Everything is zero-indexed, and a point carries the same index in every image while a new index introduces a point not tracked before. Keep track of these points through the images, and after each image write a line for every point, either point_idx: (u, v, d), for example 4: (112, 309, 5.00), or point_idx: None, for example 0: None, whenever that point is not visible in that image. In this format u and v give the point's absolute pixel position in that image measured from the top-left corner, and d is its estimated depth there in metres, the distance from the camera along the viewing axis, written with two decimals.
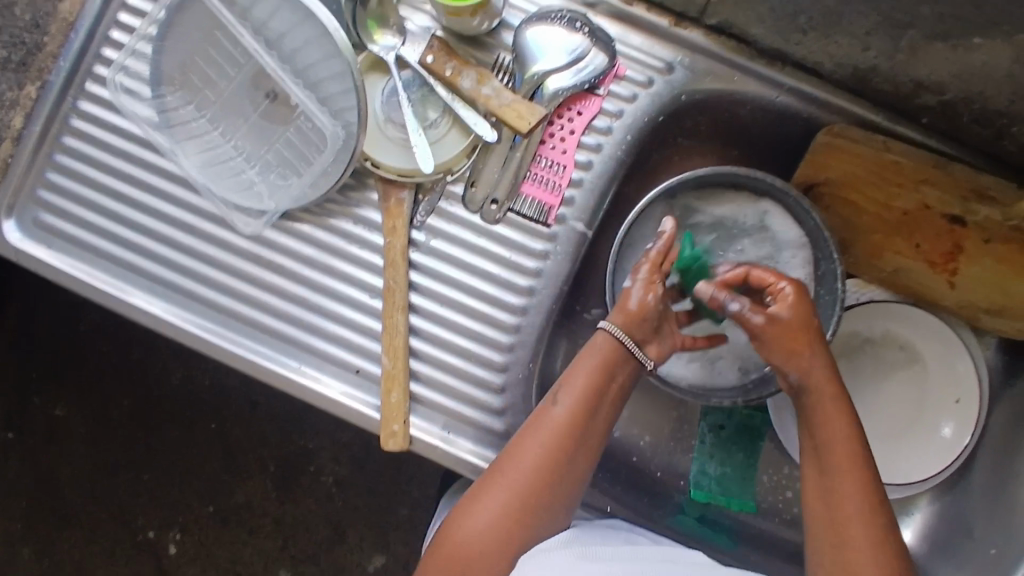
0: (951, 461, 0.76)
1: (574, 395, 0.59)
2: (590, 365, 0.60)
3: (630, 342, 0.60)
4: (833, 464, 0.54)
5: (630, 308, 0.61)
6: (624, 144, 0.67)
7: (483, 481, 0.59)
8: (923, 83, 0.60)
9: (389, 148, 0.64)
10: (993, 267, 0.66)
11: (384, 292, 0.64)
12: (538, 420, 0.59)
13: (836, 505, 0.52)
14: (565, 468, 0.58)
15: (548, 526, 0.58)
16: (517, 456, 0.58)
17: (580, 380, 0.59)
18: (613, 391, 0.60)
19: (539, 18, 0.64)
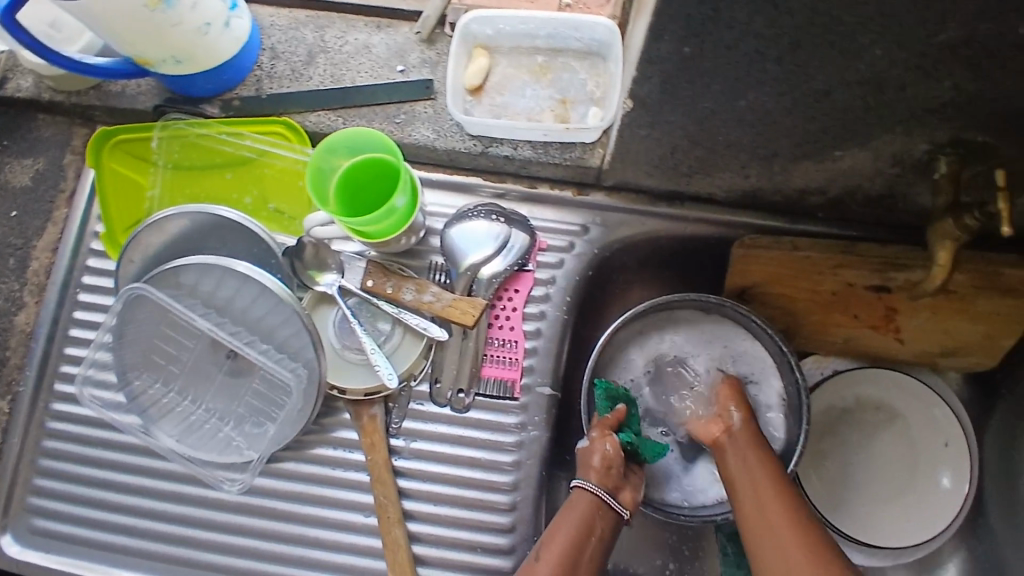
0: (960, 511, 0.78)
1: (560, 539, 0.60)
2: (571, 519, 0.61)
3: (607, 496, 0.63)
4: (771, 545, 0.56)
5: (596, 465, 0.64)
6: (565, 304, 0.73)
7: None
8: (808, 191, 0.66)
9: (352, 372, 0.67)
10: (930, 316, 0.73)
11: (377, 509, 0.66)
12: (530, 565, 0.59)
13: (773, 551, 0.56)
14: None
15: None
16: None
17: (561, 538, 0.60)
18: (596, 541, 0.61)
19: (460, 218, 0.71)
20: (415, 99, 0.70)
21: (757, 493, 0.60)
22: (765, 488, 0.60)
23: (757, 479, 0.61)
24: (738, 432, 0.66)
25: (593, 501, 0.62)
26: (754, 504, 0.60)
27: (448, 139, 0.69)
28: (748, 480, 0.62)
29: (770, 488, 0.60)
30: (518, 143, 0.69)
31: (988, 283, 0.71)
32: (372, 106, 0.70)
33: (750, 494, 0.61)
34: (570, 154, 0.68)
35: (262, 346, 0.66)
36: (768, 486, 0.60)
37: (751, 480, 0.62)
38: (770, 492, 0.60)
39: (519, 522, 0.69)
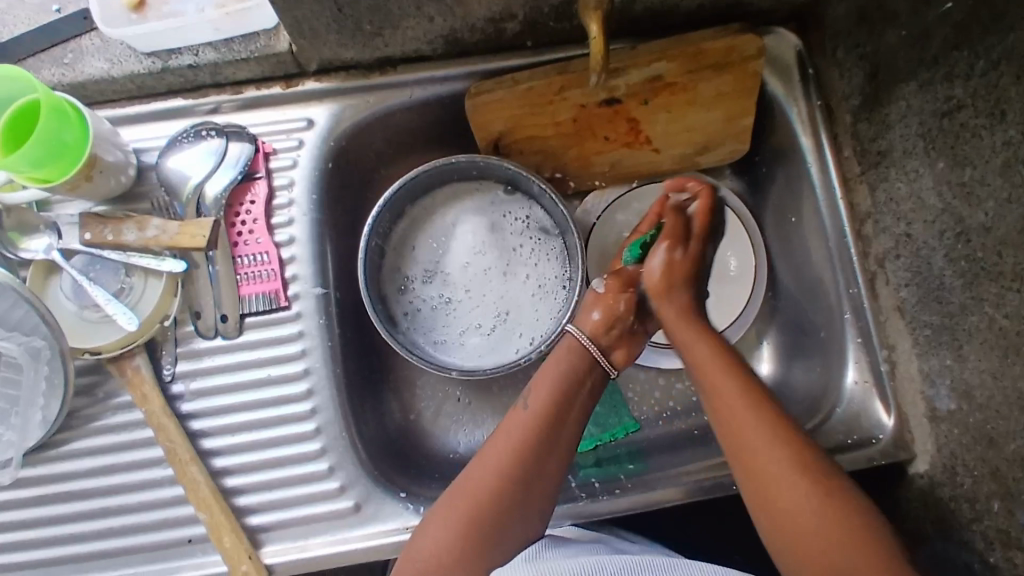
0: (752, 285, 0.81)
1: (545, 386, 0.63)
2: (556, 368, 0.65)
3: (592, 346, 0.67)
4: (750, 463, 0.55)
5: (597, 321, 0.67)
6: (314, 203, 0.70)
7: (452, 491, 0.59)
8: (496, 18, 0.66)
9: (97, 330, 0.64)
10: (667, 116, 0.75)
11: (167, 457, 0.63)
12: (515, 412, 0.63)
13: (772, 478, 0.53)
14: (543, 463, 0.60)
15: (522, 518, 0.59)
16: (485, 460, 0.60)
17: (546, 387, 0.63)
18: (586, 390, 0.65)
19: (171, 147, 0.67)
20: (78, 34, 0.65)
21: (724, 399, 0.58)
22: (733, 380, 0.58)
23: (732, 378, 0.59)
24: (670, 291, 0.67)
25: (580, 346, 0.67)
26: (726, 408, 0.57)
27: (122, 65, 0.65)
28: (715, 380, 0.59)
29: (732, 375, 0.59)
30: (199, 49, 0.65)
31: (698, 63, 0.71)
32: (35, 54, 0.65)
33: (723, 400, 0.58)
34: (255, 45, 0.65)
35: None
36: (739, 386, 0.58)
37: (725, 381, 0.59)
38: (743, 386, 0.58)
39: (326, 425, 0.67)
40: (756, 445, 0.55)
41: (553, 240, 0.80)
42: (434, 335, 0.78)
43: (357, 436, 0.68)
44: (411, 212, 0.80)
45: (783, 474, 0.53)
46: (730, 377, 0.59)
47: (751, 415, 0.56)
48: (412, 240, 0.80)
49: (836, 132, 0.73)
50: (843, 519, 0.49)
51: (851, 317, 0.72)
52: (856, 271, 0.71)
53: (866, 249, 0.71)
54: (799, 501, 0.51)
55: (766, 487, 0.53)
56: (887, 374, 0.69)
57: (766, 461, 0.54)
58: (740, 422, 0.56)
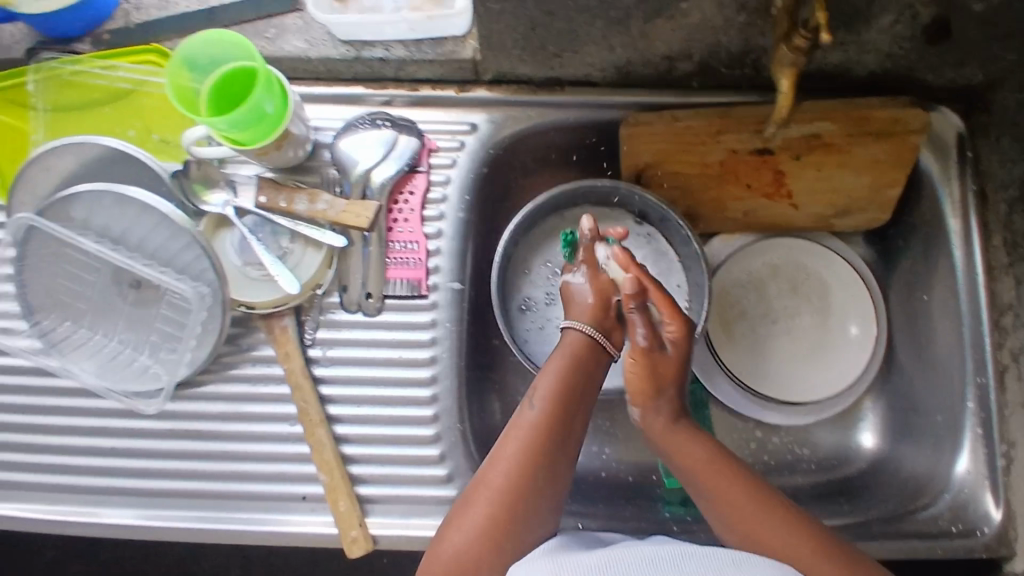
0: (870, 355, 0.81)
1: (550, 389, 0.62)
2: (559, 365, 0.63)
3: (597, 334, 0.65)
4: (744, 525, 0.57)
5: (588, 305, 0.66)
6: (464, 204, 0.74)
7: (470, 488, 0.61)
8: (672, 56, 0.68)
9: (256, 287, 0.68)
10: (815, 175, 0.76)
11: (299, 415, 0.68)
12: (522, 412, 0.62)
13: (767, 537, 0.55)
14: (554, 465, 0.60)
15: (536, 517, 0.59)
16: (498, 459, 0.61)
17: (549, 389, 0.62)
18: (587, 390, 0.64)
19: (347, 130, 0.72)
20: (282, 12, 0.70)
21: (698, 463, 0.60)
22: (695, 442, 0.61)
23: (696, 438, 0.62)
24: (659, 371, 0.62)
25: (586, 338, 0.65)
26: (701, 470, 0.60)
27: (319, 48, 0.70)
28: (682, 445, 0.61)
29: (702, 440, 0.61)
30: (390, 44, 0.70)
31: (859, 128, 0.72)
32: (241, 24, 0.70)
33: (693, 470, 0.61)
34: (442, 49, 0.70)
35: (162, 270, 0.67)
36: (704, 445, 0.61)
37: (686, 443, 0.61)
38: (711, 449, 0.61)
39: (443, 413, 0.71)
40: (747, 509, 0.57)
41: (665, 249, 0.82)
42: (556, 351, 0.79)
43: (469, 429, 0.72)
44: (541, 229, 0.82)
45: (774, 531, 0.55)
46: (693, 445, 0.61)
47: (724, 474, 0.59)
48: (539, 255, 0.82)
49: (986, 219, 0.73)
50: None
51: (973, 406, 0.71)
52: (988, 360, 0.71)
53: (1002, 341, 0.70)
54: (800, 558, 0.54)
55: (760, 543, 0.55)
56: (1002, 469, 0.69)
57: (761, 524, 0.56)
58: (728, 496, 0.58)
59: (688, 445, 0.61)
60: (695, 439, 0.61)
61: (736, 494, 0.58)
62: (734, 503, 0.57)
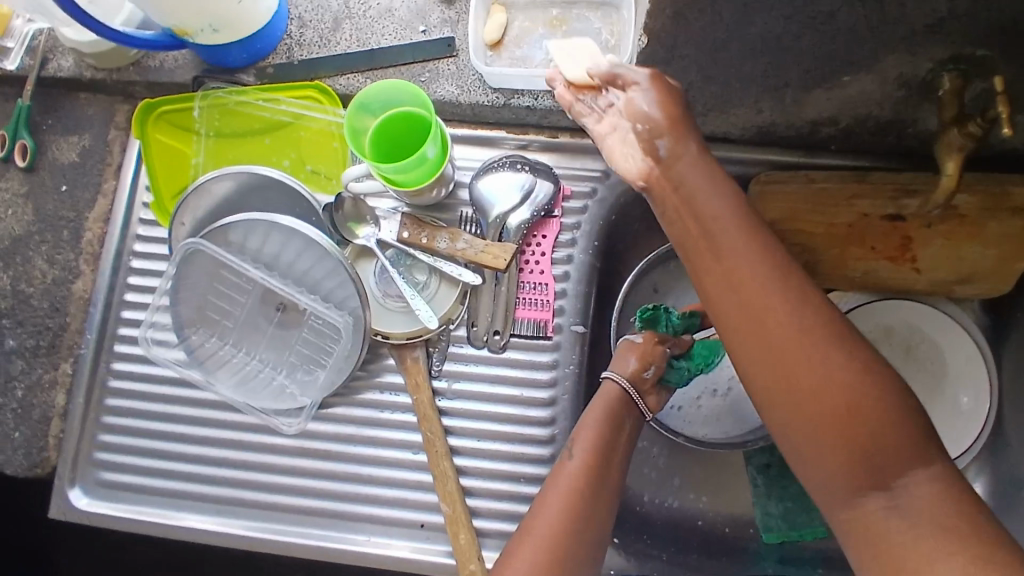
0: (982, 426, 0.81)
1: (587, 436, 0.65)
2: (593, 421, 0.66)
3: (632, 390, 0.68)
4: (777, 369, 0.49)
5: (633, 368, 0.69)
6: (592, 248, 0.76)
7: (522, 526, 0.62)
8: (819, 121, 0.69)
9: (393, 318, 0.71)
10: (944, 243, 0.75)
11: (425, 445, 0.70)
12: (563, 463, 0.65)
13: (810, 376, 0.48)
14: (594, 516, 0.62)
15: (581, 565, 0.60)
16: (547, 499, 0.62)
17: (589, 435, 0.65)
18: (625, 433, 0.66)
19: (487, 170, 0.75)
20: (439, 57, 0.73)
21: (823, 389, 0.48)
22: (817, 351, 0.48)
23: (823, 350, 0.48)
24: (714, 226, 0.52)
25: (619, 391, 0.68)
26: (819, 385, 0.48)
27: (470, 94, 0.72)
28: (792, 343, 0.49)
29: (823, 342, 0.49)
30: (539, 94, 0.72)
31: (997, 204, 0.73)
32: (398, 66, 0.73)
33: (807, 385, 0.48)
34: None
35: (310, 297, 0.70)
36: (825, 345, 0.49)
37: (773, 292, 0.50)
38: (848, 364, 0.48)
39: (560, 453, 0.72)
40: (789, 339, 0.49)
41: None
42: (676, 402, 0.81)
43: None
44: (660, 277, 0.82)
45: (822, 366, 0.48)
46: (816, 350, 0.49)
47: (842, 367, 0.48)
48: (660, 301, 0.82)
49: None
50: (949, 503, 0.45)
51: None
52: None
53: None
54: (871, 451, 0.47)
55: (801, 392, 0.48)
56: None
57: (790, 344, 0.49)
58: (773, 317, 0.49)
59: (814, 354, 0.48)
60: (805, 304, 0.49)
61: (844, 362, 0.48)
62: (757, 321, 0.50)
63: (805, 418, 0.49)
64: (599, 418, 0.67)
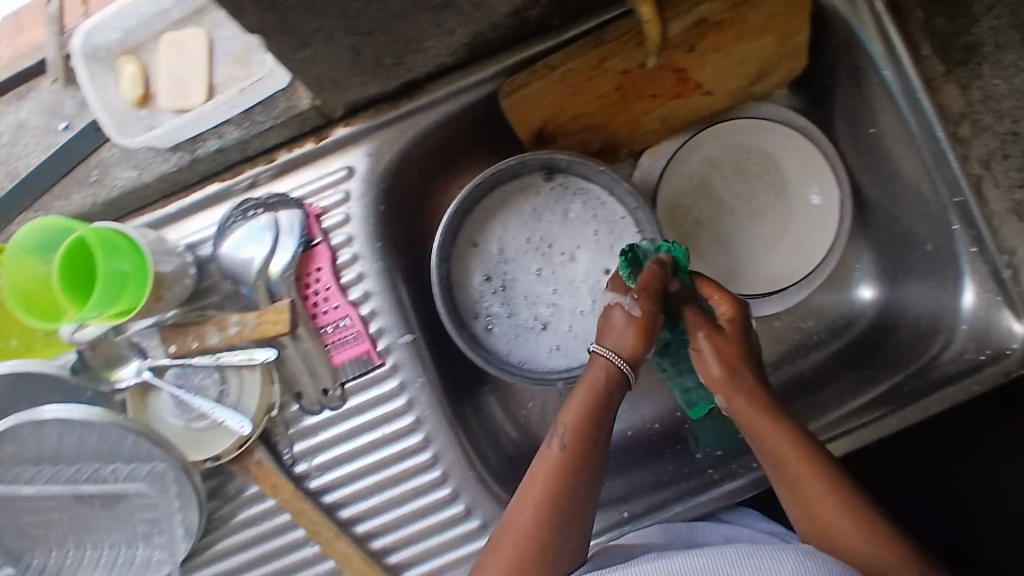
0: (840, 211, 0.77)
1: (580, 415, 0.59)
2: (582, 398, 0.60)
3: (622, 364, 0.61)
4: (802, 495, 0.56)
5: (615, 331, 0.62)
6: (378, 253, 0.68)
7: (501, 530, 0.56)
8: (519, 9, 0.60)
9: (211, 437, 0.64)
10: (715, 58, 0.68)
11: (313, 537, 0.65)
12: (546, 452, 0.58)
13: (841, 527, 0.55)
14: (574, 504, 0.56)
15: (560, 555, 0.55)
16: (527, 496, 0.57)
17: (577, 418, 0.59)
18: (608, 415, 0.60)
19: (222, 234, 0.65)
20: (96, 147, 0.63)
21: (815, 500, 0.56)
22: (790, 443, 0.57)
23: (828, 488, 0.56)
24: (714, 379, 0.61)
25: (616, 369, 0.61)
26: (813, 498, 0.56)
27: (150, 168, 0.62)
28: (805, 475, 0.56)
29: (834, 487, 0.56)
30: (222, 131, 0.61)
31: None
32: (61, 179, 0.64)
33: (809, 495, 0.56)
34: (277, 110, 0.61)
35: (113, 469, 0.63)
36: (828, 484, 0.56)
37: (775, 438, 0.58)
38: (829, 488, 0.56)
39: (451, 468, 0.68)
40: (801, 473, 0.56)
41: (587, 188, 0.76)
42: (552, 343, 0.76)
43: (482, 468, 0.69)
44: (475, 239, 0.76)
45: (864, 546, 0.54)
46: (811, 487, 0.56)
47: (837, 501, 0.55)
48: (483, 262, 0.77)
49: (909, 28, 0.65)
50: (870, 522, 0.55)
51: (960, 227, 0.66)
52: (958, 177, 0.64)
53: (966, 153, 0.64)
54: (849, 542, 0.54)
55: (816, 517, 0.56)
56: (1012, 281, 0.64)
57: (804, 479, 0.56)
58: (799, 470, 0.56)
59: (821, 491, 0.56)
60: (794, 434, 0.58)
61: (826, 475, 0.56)
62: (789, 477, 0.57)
63: (807, 501, 0.56)
64: (590, 403, 0.60)
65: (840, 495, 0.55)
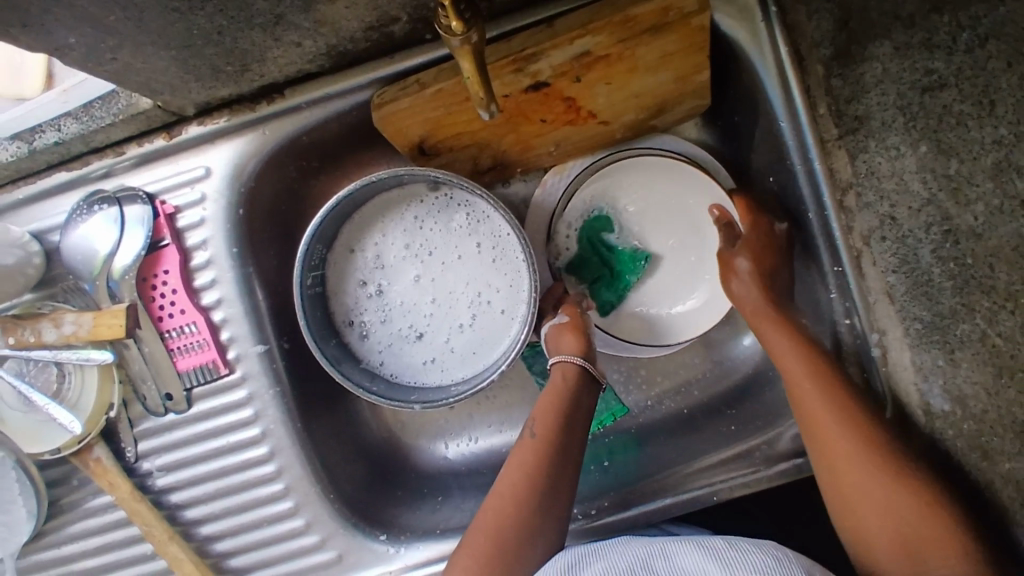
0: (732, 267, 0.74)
1: (545, 409, 0.65)
2: (553, 392, 0.66)
3: (586, 362, 0.67)
4: (823, 453, 0.58)
5: (563, 341, 0.68)
6: (236, 258, 0.66)
7: (490, 504, 0.61)
8: (374, 26, 0.55)
9: (45, 432, 0.63)
10: (606, 89, 0.65)
11: (147, 538, 0.65)
12: (523, 438, 0.64)
13: (855, 480, 0.55)
14: (551, 495, 0.61)
15: (535, 538, 0.59)
16: (506, 475, 0.62)
17: (543, 411, 0.65)
18: (579, 415, 0.65)
19: (68, 225, 0.64)
20: None
21: (839, 459, 0.57)
22: (855, 439, 0.56)
23: (881, 484, 0.54)
24: (757, 306, 0.66)
25: (577, 369, 0.67)
26: (871, 503, 0.54)
27: None
28: (852, 481, 0.56)
29: (899, 495, 0.53)
30: (59, 122, 0.59)
31: (631, 29, 0.59)
32: None
33: (860, 501, 0.55)
34: (118, 106, 0.58)
35: None
36: (893, 488, 0.54)
37: (836, 423, 0.57)
38: (856, 445, 0.56)
39: (294, 483, 0.67)
40: (829, 432, 0.57)
41: (472, 200, 0.74)
42: (425, 357, 0.75)
43: (328, 487, 0.68)
44: (357, 247, 0.75)
45: (880, 494, 0.54)
46: (879, 476, 0.54)
47: (901, 500, 0.53)
48: (362, 268, 0.76)
49: (808, 81, 0.59)
50: (932, 517, 0.52)
51: (836, 296, 0.64)
52: (839, 248, 0.62)
53: (850, 224, 0.60)
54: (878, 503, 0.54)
55: (830, 472, 0.57)
56: (879, 360, 0.62)
57: (824, 438, 0.58)
58: (822, 429, 0.58)
59: (877, 488, 0.54)
60: (845, 422, 0.57)
61: (881, 468, 0.55)
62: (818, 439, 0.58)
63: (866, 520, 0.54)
64: (560, 399, 0.66)
65: (902, 496, 0.53)
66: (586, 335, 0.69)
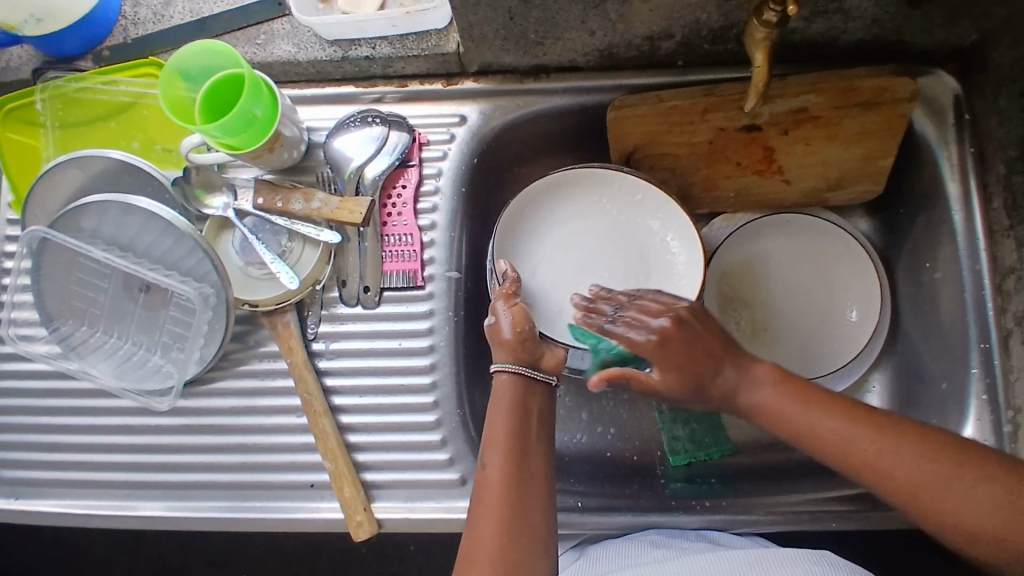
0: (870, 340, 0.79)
1: (500, 441, 0.60)
2: (501, 413, 0.61)
3: (519, 368, 0.62)
4: (864, 472, 0.55)
5: (506, 338, 0.63)
6: (458, 194, 0.76)
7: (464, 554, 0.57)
8: (654, 36, 0.68)
9: (258, 286, 0.72)
10: (804, 149, 0.74)
11: (304, 407, 0.70)
12: (481, 471, 0.59)
13: (883, 469, 0.54)
14: (526, 520, 0.57)
15: (538, 553, 0.56)
16: (482, 512, 0.57)
17: (500, 438, 0.60)
18: (534, 419, 0.61)
19: (339, 128, 0.74)
20: (270, 18, 0.73)
21: (910, 484, 0.53)
22: (845, 424, 0.55)
23: (913, 452, 0.54)
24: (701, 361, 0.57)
25: (513, 379, 0.62)
26: (905, 477, 0.53)
27: (308, 51, 0.72)
28: (916, 494, 0.53)
29: (916, 445, 0.54)
30: (376, 42, 0.72)
31: (848, 99, 0.72)
32: (232, 32, 0.73)
33: (904, 484, 0.53)
34: (427, 44, 0.72)
35: (168, 274, 0.70)
36: (905, 445, 0.54)
37: (854, 433, 0.55)
38: (925, 467, 0.53)
39: (443, 400, 0.72)
40: (851, 442, 0.55)
41: None
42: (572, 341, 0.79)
43: (469, 415, 0.73)
44: None
45: (916, 469, 0.53)
46: (903, 448, 0.54)
47: (926, 458, 0.53)
48: None
49: (986, 181, 0.72)
50: (961, 466, 0.53)
51: (978, 371, 0.71)
52: (990, 326, 0.71)
53: (1005, 306, 0.70)
54: (887, 467, 0.54)
55: (872, 475, 0.55)
56: (1009, 436, 0.68)
57: (874, 458, 0.54)
58: (813, 430, 0.56)
59: (908, 459, 0.54)
60: (810, 400, 0.57)
61: (891, 440, 0.54)
62: (833, 453, 0.56)
63: (916, 497, 0.53)
64: (505, 413, 0.61)
65: (931, 450, 0.54)
66: (528, 342, 0.63)
